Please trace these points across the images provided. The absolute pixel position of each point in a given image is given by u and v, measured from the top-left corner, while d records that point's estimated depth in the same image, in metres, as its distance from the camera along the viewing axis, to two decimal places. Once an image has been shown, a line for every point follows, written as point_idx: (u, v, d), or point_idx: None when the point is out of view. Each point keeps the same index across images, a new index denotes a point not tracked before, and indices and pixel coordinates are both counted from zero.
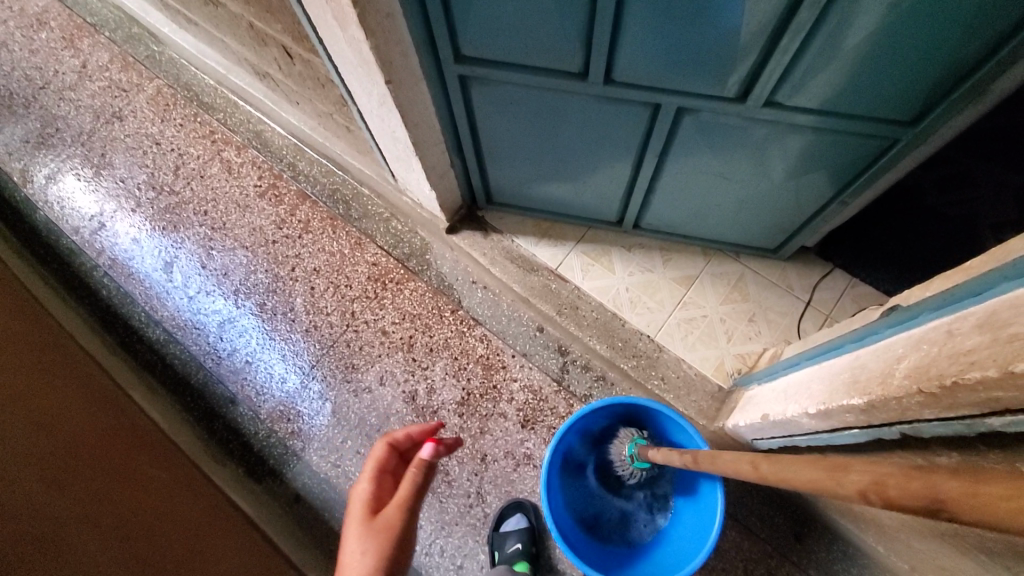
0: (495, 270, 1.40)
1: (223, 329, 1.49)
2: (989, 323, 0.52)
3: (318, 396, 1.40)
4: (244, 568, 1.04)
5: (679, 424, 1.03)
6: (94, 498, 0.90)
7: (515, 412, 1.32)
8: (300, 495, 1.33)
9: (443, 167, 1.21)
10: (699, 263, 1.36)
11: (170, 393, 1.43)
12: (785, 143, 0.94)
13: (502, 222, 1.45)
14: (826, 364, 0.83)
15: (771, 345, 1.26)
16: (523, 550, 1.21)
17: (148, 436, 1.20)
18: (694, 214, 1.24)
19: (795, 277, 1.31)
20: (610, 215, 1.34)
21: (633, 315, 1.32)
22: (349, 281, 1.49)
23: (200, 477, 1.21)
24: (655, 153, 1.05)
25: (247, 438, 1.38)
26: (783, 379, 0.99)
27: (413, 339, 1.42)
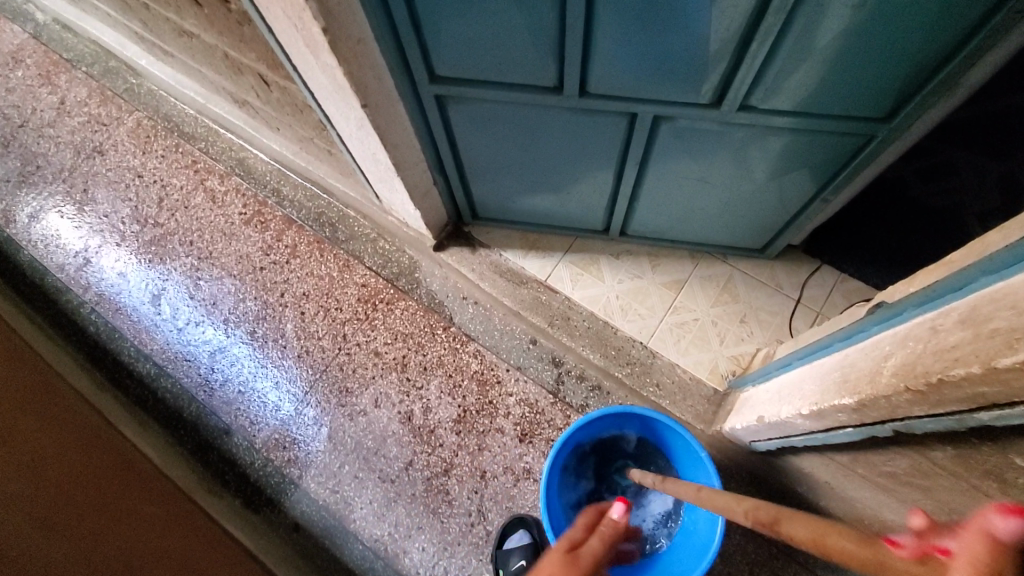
0: (485, 285, 1.40)
1: (214, 359, 1.47)
2: (972, 317, 0.52)
3: (314, 422, 1.39)
4: None
5: (677, 431, 1.04)
6: (88, 540, 0.89)
7: (512, 426, 1.32)
8: (299, 523, 1.31)
9: (426, 186, 1.21)
10: (687, 266, 1.36)
11: (162, 427, 1.41)
12: (762, 145, 0.95)
13: (490, 236, 1.45)
14: (817, 364, 0.83)
15: (764, 345, 1.26)
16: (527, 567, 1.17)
17: (142, 472, 1.18)
18: (679, 218, 1.24)
19: (784, 275, 1.32)
20: (596, 224, 1.34)
21: (625, 322, 1.32)
22: (339, 304, 1.49)
23: (196, 511, 1.19)
24: (636, 161, 1.05)
25: (243, 468, 1.36)
26: (776, 380, 0.99)
27: (407, 359, 1.41)
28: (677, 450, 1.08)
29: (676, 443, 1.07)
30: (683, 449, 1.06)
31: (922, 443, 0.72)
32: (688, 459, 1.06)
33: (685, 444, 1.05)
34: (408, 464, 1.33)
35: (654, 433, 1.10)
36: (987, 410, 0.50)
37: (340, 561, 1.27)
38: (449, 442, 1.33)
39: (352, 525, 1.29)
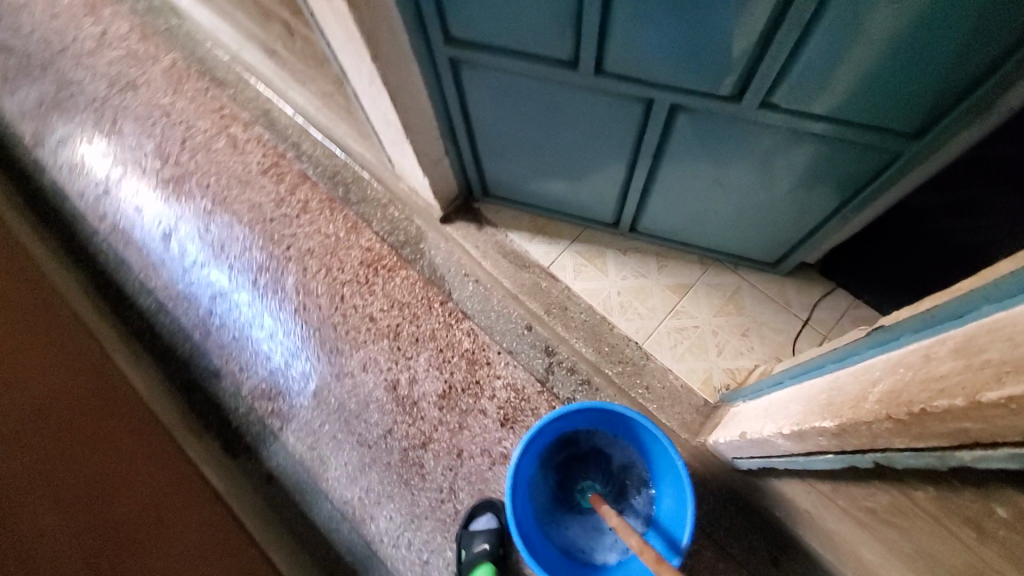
0: (487, 264, 1.39)
1: (214, 303, 1.49)
2: (966, 348, 0.48)
3: (302, 377, 1.40)
4: (201, 544, 1.02)
5: (656, 438, 1.00)
6: (54, 465, 0.91)
7: (495, 410, 1.30)
8: (273, 474, 1.31)
9: (438, 155, 1.19)
10: (695, 272, 1.31)
11: (156, 361, 1.43)
12: (783, 150, 0.91)
13: (499, 216, 1.42)
14: (808, 385, 0.79)
15: (762, 362, 1.21)
16: (489, 551, 1.19)
17: (125, 402, 1.20)
18: (691, 220, 1.20)
19: (794, 293, 1.27)
20: (607, 216, 1.30)
21: (623, 320, 1.28)
22: (342, 265, 1.48)
23: (172, 447, 1.21)
24: (651, 151, 1.01)
25: (227, 412, 1.37)
26: (765, 397, 0.94)
27: (400, 328, 1.41)
28: (655, 458, 1.05)
29: (654, 451, 1.04)
30: (661, 459, 1.03)
31: (907, 479, 0.68)
32: (664, 470, 1.03)
33: (664, 454, 1.01)
34: (387, 431, 1.33)
35: (633, 437, 1.06)
36: (969, 449, 0.48)
37: (308, 518, 1.27)
38: (430, 416, 1.32)
39: (324, 484, 1.30)
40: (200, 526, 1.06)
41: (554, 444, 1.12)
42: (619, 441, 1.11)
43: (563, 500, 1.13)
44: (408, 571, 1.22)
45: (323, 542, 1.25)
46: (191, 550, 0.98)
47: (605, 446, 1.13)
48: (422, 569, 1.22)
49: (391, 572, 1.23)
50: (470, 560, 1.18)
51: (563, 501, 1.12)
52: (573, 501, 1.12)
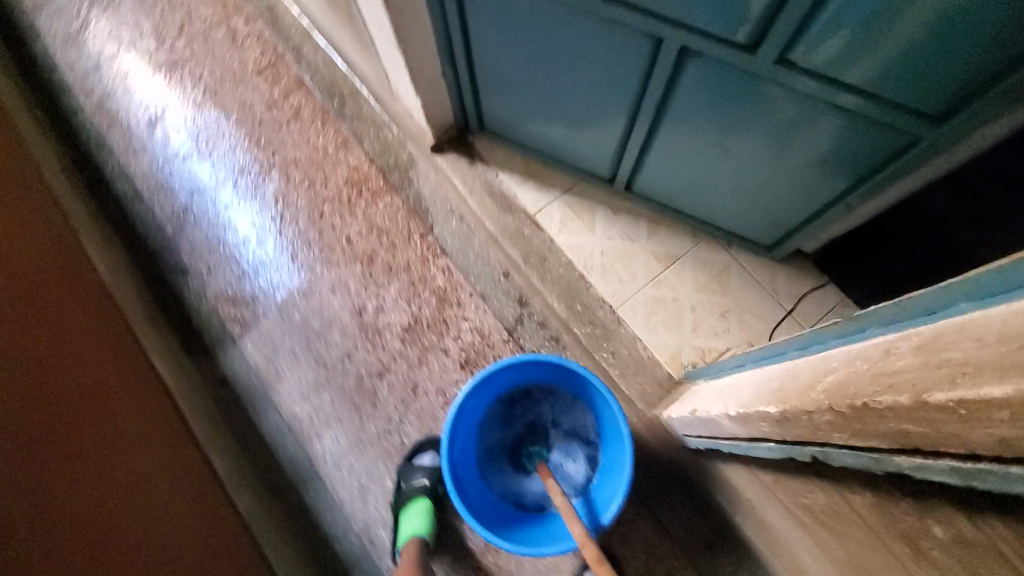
0: (471, 201, 1.32)
1: (192, 199, 1.44)
2: (929, 346, 0.43)
3: (269, 288, 1.37)
4: (138, 431, 1.02)
5: (607, 402, 0.97)
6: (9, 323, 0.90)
7: (457, 351, 1.27)
8: (227, 379, 1.30)
9: (434, 75, 1.11)
10: (686, 243, 1.25)
11: (125, 249, 1.40)
12: (797, 119, 0.85)
13: (493, 154, 1.35)
14: (764, 370, 0.75)
15: (735, 347, 1.17)
16: (428, 487, 1.16)
17: (84, 283, 1.18)
18: (687, 188, 1.13)
19: (784, 282, 1.21)
20: (604, 170, 1.23)
21: (602, 281, 1.23)
22: (326, 181, 1.43)
23: (126, 334, 1.19)
24: (655, 103, 0.94)
25: (189, 311, 1.35)
26: (723, 379, 0.91)
27: (375, 254, 1.36)
28: (605, 423, 1.02)
29: (605, 416, 1.01)
30: (611, 425, 1.00)
31: (847, 479, 0.64)
32: (612, 436, 1.00)
33: (613, 420, 0.99)
34: (346, 355, 1.30)
35: (588, 398, 1.03)
36: (909, 455, 0.43)
37: (255, 426, 1.27)
38: (391, 346, 1.30)
39: (276, 397, 1.29)
40: (141, 414, 1.05)
41: (509, 393, 1.09)
42: (576, 402, 1.08)
43: (509, 450, 1.11)
44: (345, 493, 1.22)
45: (266, 452, 1.25)
46: (123, 432, 0.97)
47: (560, 404, 1.10)
48: (358, 493, 1.22)
49: (328, 491, 1.22)
50: (408, 494, 1.16)
51: (508, 451, 1.10)
52: (518, 453, 1.10)
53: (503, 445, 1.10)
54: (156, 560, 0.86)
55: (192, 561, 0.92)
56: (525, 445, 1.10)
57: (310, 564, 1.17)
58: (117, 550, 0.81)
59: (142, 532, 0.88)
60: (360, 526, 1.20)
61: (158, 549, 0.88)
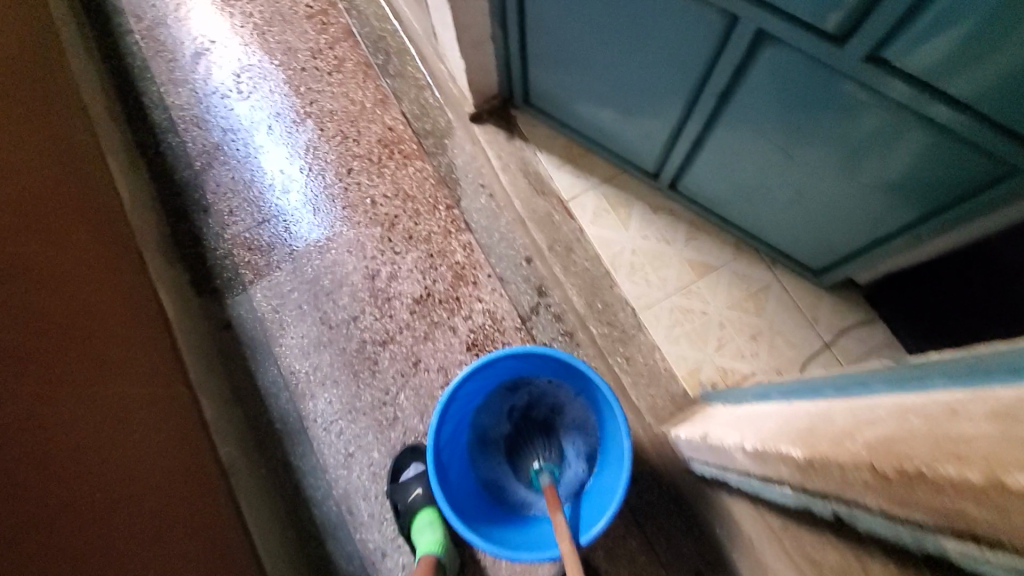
0: (503, 178, 1.24)
1: (224, 138, 1.41)
2: (1011, 412, 0.34)
3: (286, 238, 1.33)
4: (128, 362, 1.02)
5: (612, 409, 0.91)
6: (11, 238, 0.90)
7: (466, 332, 1.22)
8: (231, 324, 1.27)
9: (481, 37, 1.04)
10: (726, 254, 1.15)
11: (151, 179, 1.38)
12: (875, 129, 0.75)
13: (533, 131, 1.27)
14: (795, 407, 0.66)
15: (762, 373, 1.07)
16: (428, 496, 1.13)
17: (98, 210, 1.17)
18: (737, 193, 1.04)
19: (827, 311, 1.10)
20: (648, 164, 1.14)
21: (627, 280, 1.15)
22: (359, 137, 1.38)
23: (132, 267, 1.18)
24: (717, 93, 0.85)
25: (203, 249, 1.32)
26: (745, 407, 0.82)
27: (397, 220, 1.31)
28: (607, 432, 0.95)
29: (608, 423, 0.94)
30: (613, 434, 0.93)
31: (868, 543, 0.56)
32: (611, 444, 0.94)
33: (615, 429, 0.92)
34: (353, 318, 1.26)
35: (593, 402, 0.97)
36: (960, 541, 0.36)
37: (251, 376, 1.24)
38: (399, 317, 1.25)
39: (276, 349, 1.26)
40: (127, 349, 1.04)
41: (511, 382, 1.02)
42: (581, 403, 1.01)
43: (503, 441, 1.04)
44: (330, 458, 1.19)
45: (257, 403, 1.22)
46: (107, 360, 0.97)
47: (565, 403, 1.03)
48: (343, 460, 1.18)
49: (314, 453, 1.19)
50: (413, 510, 1.13)
51: (502, 443, 1.04)
52: (513, 447, 1.03)
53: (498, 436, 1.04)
54: (105, 503, 0.83)
55: (145, 509, 0.89)
56: (521, 438, 1.03)
57: (284, 523, 1.14)
58: (68, 484, 0.79)
59: (100, 470, 0.85)
60: (340, 492, 1.17)
61: (111, 492, 0.85)
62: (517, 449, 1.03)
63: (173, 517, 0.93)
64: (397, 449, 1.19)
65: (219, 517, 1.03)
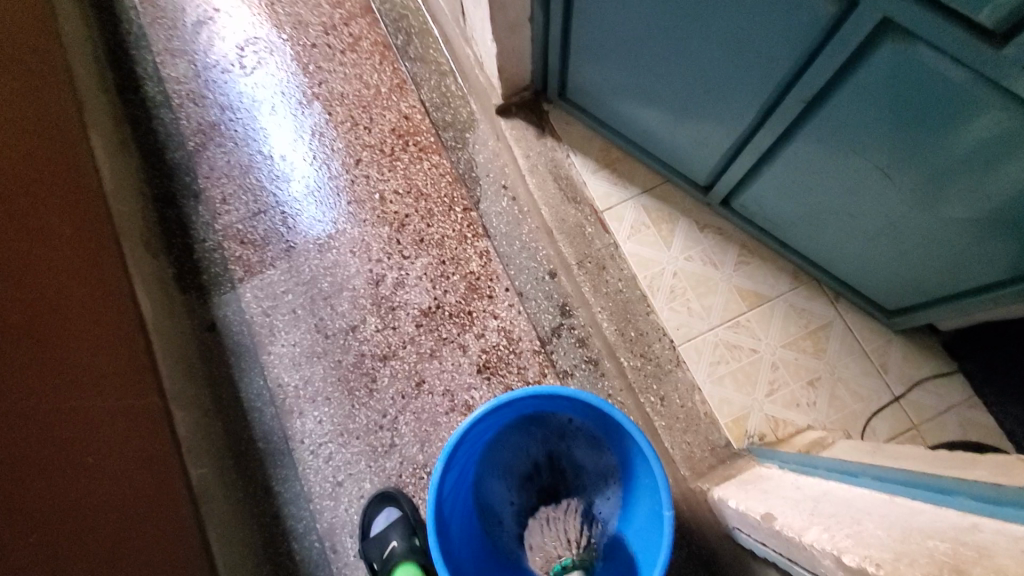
0: (530, 180, 1.08)
1: (223, 117, 1.27)
2: None
3: (284, 231, 1.20)
4: (93, 368, 0.88)
5: (650, 467, 0.76)
6: None
7: (477, 351, 1.08)
8: (216, 325, 1.14)
9: (519, 17, 0.89)
10: (781, 284, 1.00)
11: (139, 158, 1.25)
12: (1015, 153, 0.59)
13: (568, 129, 1.11)
14: (912, 517, 0.50)
15: (819, 427, 0.92)
16: (405, 546, 1.01)
17: (73, 189, 1.03)
18: (808, 216, 0.88)
19: (897, 360, 0.95)
20: (700, 175, 0.99)
21: (666, 307, 1.00)
22: (370, 125, 1.24)
23: (111, 256, 1.05)
24: (807, 96, 0.70)
25: (191, 240, 1.19)
26: (818, 484, 0.66)
27: (407, 220, 1.17)
28: (640, 491, 0.81)
29: (643, 480, 0.80)
30: (648, 496, 0.79)
31: None
32: (646, 509, 0.79)
33: (653, 489, 0.77)
34: (351, 328, 1.13)
35: (625, 455, 0.82)
36: None
37: (234, 386, 1.11)
38: (403, 329, 1.11)
39: (264, 357, 1.12)
40: (95, 352, 0.90)
41: (529, 423, 0.88)
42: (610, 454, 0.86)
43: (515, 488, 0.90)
44: (316, 485, 1.06)
45: (240, 417, 1.09)
46: (66, 368, 0.83)
47: (591, 452, 0.88)
48: (330, 489, 1.05)
49: (298, 479, 1.06)
50: (391, 564, 1.00)
51: (513, 491, 0.90)
52: (526, 496, 0.90)
53: (511, 483, 0.90)
54: (39, 546, 0.69)
55: (90, 554, 0.75)
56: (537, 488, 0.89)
57: (260, 558, 1.01)
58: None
59: (39, 504, 0.71)
60: (325, 526, 1.04)
61: (49, 533, 0.71)
62: (531, 500, 0.89)
63: (128, 558, 0.79)
64: (391, 480, 1.05)
65: (188, 552, 0.90)
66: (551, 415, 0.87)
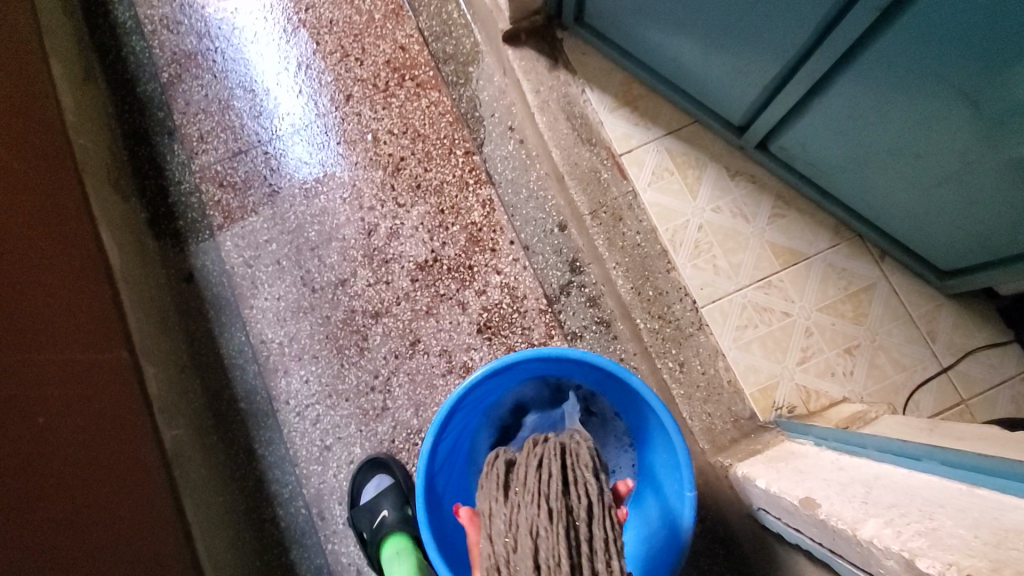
0: (538, 120, 0.96)
1: (200, 45, 1.14)
2: None
3: (267, 174, 1.09)
4: (50, 321, 0.79)
5: (669, 441, 0.68)
6: None
7: (477, 309, 0.99)
8: (194, 276, 1.05)
9: None
10: (820, 240, 0.89)
11: (108, 89, 1.12)
12: None
13: (584, 61, 0.98)
14: (1005, 517, 0.40)
15: (855, 400, 0.83)
16: (394, 514, 0.93)
17: (28, 119, 0.91)
18: (861, 159, 0.76)
19: (947, 328, 0.85)
20: (734, 114, 0.87)
21: (689, 264, 0.89)
22: (363, 56, 1.11)
23: (74, 197, 0.94)
24: (882, 4, 0.56)
25: (167, 182, 1.09)
26: (868, 468, 0.57)
27: (403, 163, 1.06)
28: (656, 466, 0.73)
29: (660, 455, 0.71)
30: (665, 472, 0.71)
31: None
32: (660, 483, 0.72)
33: (671, 468, 0.69)
34: (341, 282, 1.03)
35: (640, 425, 0.74)
36: None
37: (215, 342, 1.02)
38: (398, 284, 1.02)
39: (246, 312, 1.03)
40: (52, 302, 0.81)
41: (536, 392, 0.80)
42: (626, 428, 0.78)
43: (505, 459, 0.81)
44: (303, 449, 0.98)
45: (222, 376, 1.01)
46: (16, 321, 0.74)
47: (604, 424, 0.79)
48: (318, 453, 0.98)
49: (283, 442, 0.99)
50: (381, 535, 0.92)
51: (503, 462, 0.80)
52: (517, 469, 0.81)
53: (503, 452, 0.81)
54: None
55: (40, 525, 0.67)
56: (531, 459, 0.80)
57: (242, 524, 0.95)
58: None
59: None
60: (312, 492, 0.97)
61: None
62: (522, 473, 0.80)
63: (88, 530, 0.72)
64: (383, 445, 0.98)
65: (160, 519, 0.83)
66: (562, 384, 0.79)
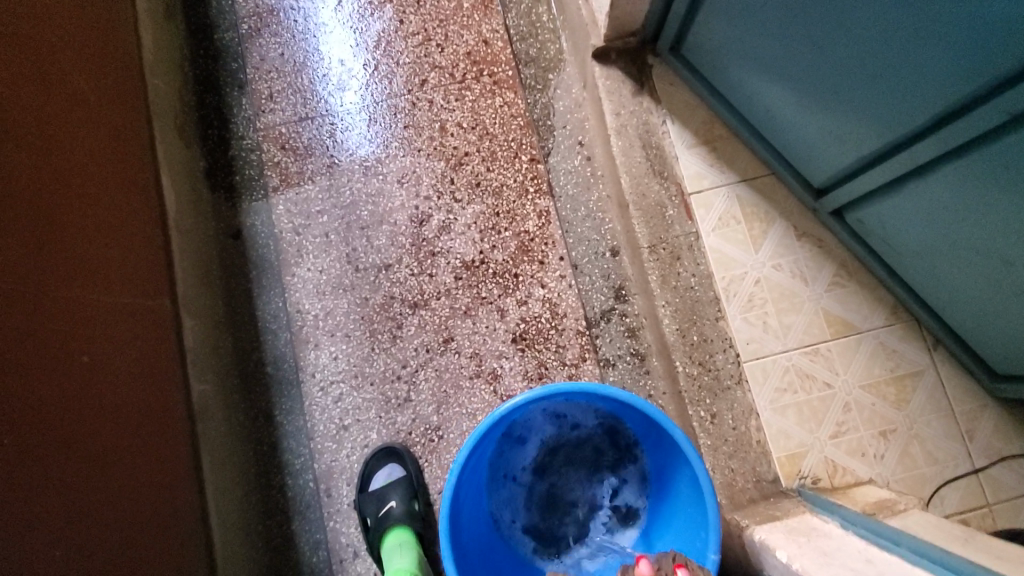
0: (614, 143, 0.94)
1: (283, 3, 1.13)
2: None
3: (329, 144, 1.08)
4: (106, 262, 0.79)
5: (699, 498, 0.67)
6: None
7: (515, 318, 0.99)
8: (242, 234, 1.05)
9: None
10: (874, 317, 0.87)
11: (186, 31, 1.11)
12: None
13: (670, 91, 0.96)
14: None
15: (880, 484, 0.82)
16: (399, 507, 0.93)
17: (112, 54, 0.91)
18: (940, 248, 0.75)
19: (986, 430, 0.84)
20: (817, 174, 0.85)
21: (738, 316, 0.88)
22: (444, 44, 1.09)
23: (143, 138, 0.94)
24: (1014, 109, 0.56)
25: (229, 135, 1.08)
26: (900, 570, 0.57)
27: (466, 158, 1.05)
28: (675, 519, 0.73)
29: (683, 508, 0.72)
30: (685, 529, 0.71)
31: None
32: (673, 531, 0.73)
33: (695, 525, 0.69)
34: (385, 266, 1.03)
35: (669, 469, 0.74)
36: None
37: (253, 302, 1.03)
38: (441, 279, 1.01)
39: (287, 278, 1.03)
40: (110, 243, 0.81)
41: (582, 429, 0.80)
42: (650, 479, 0.78)
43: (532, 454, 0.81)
44: (320, 424, 0.99)
45: (254, 337, 1.02)
46: (76, 257, 0.74)
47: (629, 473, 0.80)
48: (334, 431, 0.99)
49: (303, 413, 0.99)
50: (383, 527, 0.92)
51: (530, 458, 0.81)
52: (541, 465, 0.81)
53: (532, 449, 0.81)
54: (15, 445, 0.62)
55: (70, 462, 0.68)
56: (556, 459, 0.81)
57: (250, 486, 0.96)
58: None
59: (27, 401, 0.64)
60: (322, 468, 0.98)
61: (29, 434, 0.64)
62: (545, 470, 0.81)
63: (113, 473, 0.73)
64: (399, 436, 0.98)
65: (179, 472, 0.84)
66: (606, 425, 0.79)
